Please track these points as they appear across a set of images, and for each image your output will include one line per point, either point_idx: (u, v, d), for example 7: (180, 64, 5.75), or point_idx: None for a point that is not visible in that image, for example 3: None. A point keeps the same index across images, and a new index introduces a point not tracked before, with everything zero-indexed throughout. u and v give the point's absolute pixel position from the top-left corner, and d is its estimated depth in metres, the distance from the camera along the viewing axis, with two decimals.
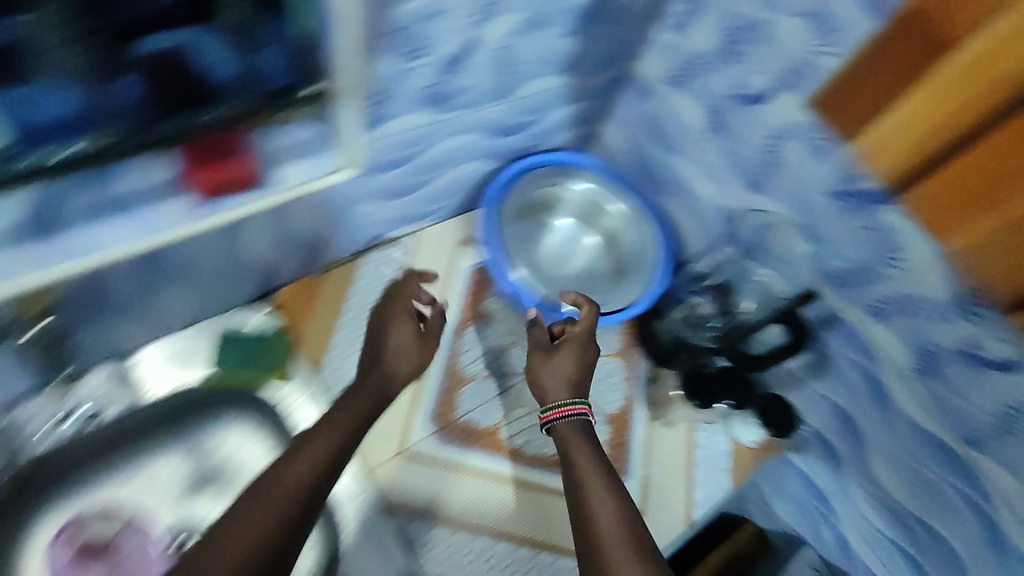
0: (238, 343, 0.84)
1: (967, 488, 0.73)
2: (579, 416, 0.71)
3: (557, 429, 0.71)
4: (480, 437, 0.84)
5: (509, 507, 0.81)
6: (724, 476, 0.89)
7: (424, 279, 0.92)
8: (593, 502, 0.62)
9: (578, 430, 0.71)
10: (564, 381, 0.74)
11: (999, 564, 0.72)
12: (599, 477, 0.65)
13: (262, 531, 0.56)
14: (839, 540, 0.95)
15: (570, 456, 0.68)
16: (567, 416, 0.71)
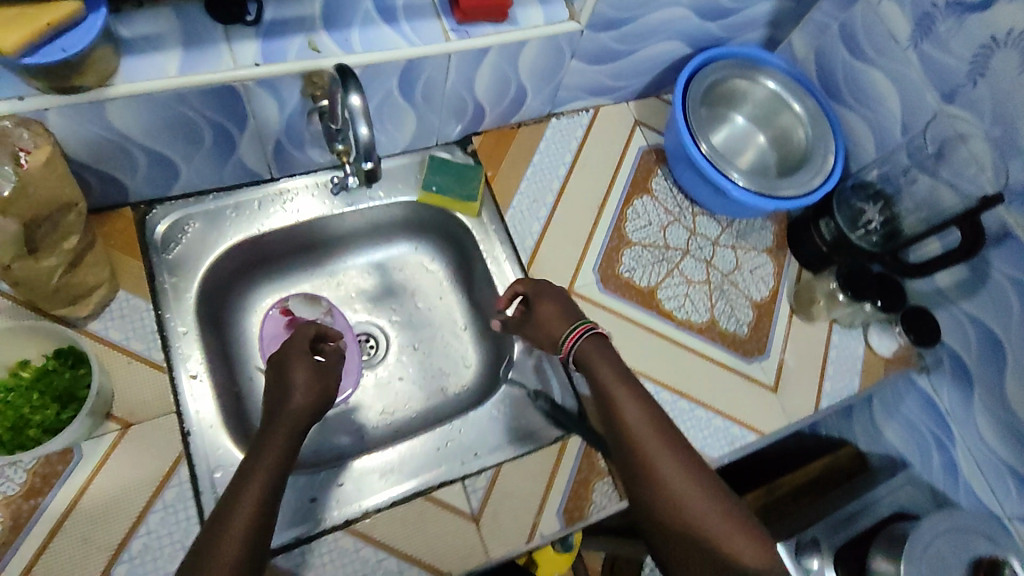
0: (441, 168, 0.91)
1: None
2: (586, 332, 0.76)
3: (583, 350, 0.75)
4: (639, 293, 0.92)
5: (658, 357, 0.89)
6: (854, 378, 0.94)
7: (601, 151, 1.00)
8: (638, 420, 0.68)
9: (597, 345, 0.75)
10: (572, 311, 0.79)
11: None
12: (617, 383, 0.71)
13: (282, 447, 0.65)
14: (948, 468, 0.98)
15: (591, 369, 0.74)
16: (584, 335, 0.75)
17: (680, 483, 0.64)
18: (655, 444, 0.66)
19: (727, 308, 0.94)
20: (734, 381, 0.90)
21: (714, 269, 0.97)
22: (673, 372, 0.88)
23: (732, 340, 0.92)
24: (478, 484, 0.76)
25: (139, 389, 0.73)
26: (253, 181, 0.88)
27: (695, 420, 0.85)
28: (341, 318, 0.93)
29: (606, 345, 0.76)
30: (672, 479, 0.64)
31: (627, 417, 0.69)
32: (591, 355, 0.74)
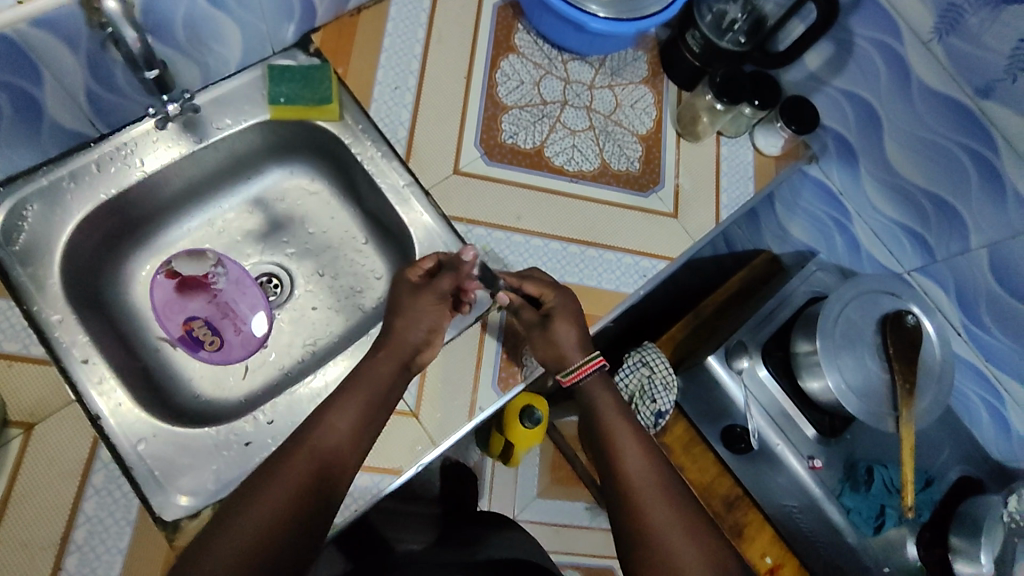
0: (284, 78, 0.84)
1: (972, 140, 0.83)
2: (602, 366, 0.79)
3: (591, 386, 0.86)
4: (526, 157, 0.90)
5: (559, 215, 0.89)
6: (749, 184, 0.97)
7: (452, 17, 0.93)
8: (629, 462, 0.79)
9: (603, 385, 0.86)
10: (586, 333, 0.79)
11: (997, 199, 0.85)
12: (617, 417, 0.84)
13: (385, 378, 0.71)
14: (849, 245, 1.08)
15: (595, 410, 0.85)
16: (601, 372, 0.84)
17: (648, 500, 0.76)
18: (644, 488, 0.77)
19: (615, 150, 0.94)
20: (635, 217, 0.91)
21: (596, 114, 0.95)
22: (578, 224, 0.89)
23: (626, 179, 0.93)
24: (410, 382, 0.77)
25: (32, 387, 0.69)
26: (82, 144, 0.79)
27: (606, 263, 0.88)
28: (233, 265, 0.89)
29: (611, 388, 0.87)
30: (665, 536, 0.73)
31: (619, 447, 0.81)
32: (598, 388, 0.86)
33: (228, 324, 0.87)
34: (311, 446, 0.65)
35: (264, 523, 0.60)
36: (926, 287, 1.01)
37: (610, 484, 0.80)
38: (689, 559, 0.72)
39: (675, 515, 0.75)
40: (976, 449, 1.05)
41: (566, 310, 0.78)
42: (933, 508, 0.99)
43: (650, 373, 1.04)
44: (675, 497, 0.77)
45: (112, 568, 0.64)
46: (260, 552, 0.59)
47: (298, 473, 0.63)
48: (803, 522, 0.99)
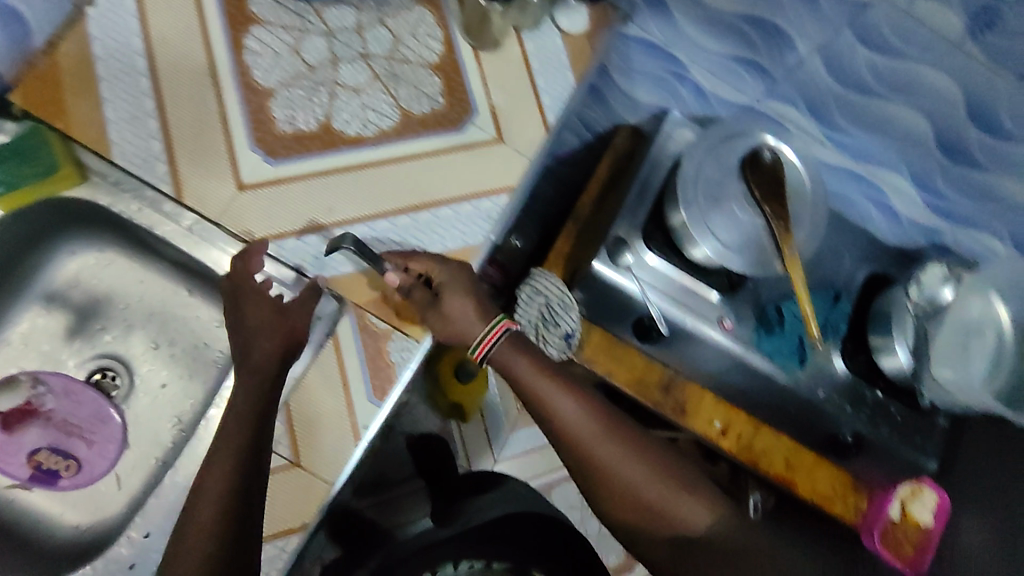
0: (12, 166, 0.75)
1: None
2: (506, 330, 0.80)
3: (499, 352, 0.80)
4: (315, 139, 0.79)
5: (376, 188, 0.79)
6: (567, 75, 0.89)
7: (167, 10, 0.79)
8: (571, 424, 0.80)
9: (511, 346, 0.80)
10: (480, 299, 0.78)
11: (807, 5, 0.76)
12: (542, 377, 0.79)
13: (264, 364, 0.73)
14: (698, 94, 0.99)
15: (508, 366, 0.80)
16: (503, 334, 0.79)
17: (600, 452, 0.80)
18: (590, 438, 0.80)
19: (412, 92, 0.83)
20: (459, 158, 0.82)
21: (376, 59, 0.83)
22: (398, 189, 0.80)
23: (434, 120, 0.83)
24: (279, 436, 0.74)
25: None
26: None
27: (444, 221, 0.81)
28: (54, 379, 0.85)
29: (520, 339, 0.81)
30: (628, 481, 0.80)
31: (555, 413, 0.80)
32: (509, 354, 0.79)
33: (75, 440, 0.84)
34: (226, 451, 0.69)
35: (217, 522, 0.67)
36: (781, 110, 0.96)
37: (556, 436, 0.82)
38: (652, 489, 0.80)
39: (624, 450, 0.80)
40: (875, 245, 1.05)
41: (453, 283, 0.75)
42: (849, 318, 0.99)
43: (545, 301, 0.99)
44: (618, 430, 0.81)
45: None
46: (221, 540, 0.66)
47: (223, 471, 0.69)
48: (733, 376, 1.02)
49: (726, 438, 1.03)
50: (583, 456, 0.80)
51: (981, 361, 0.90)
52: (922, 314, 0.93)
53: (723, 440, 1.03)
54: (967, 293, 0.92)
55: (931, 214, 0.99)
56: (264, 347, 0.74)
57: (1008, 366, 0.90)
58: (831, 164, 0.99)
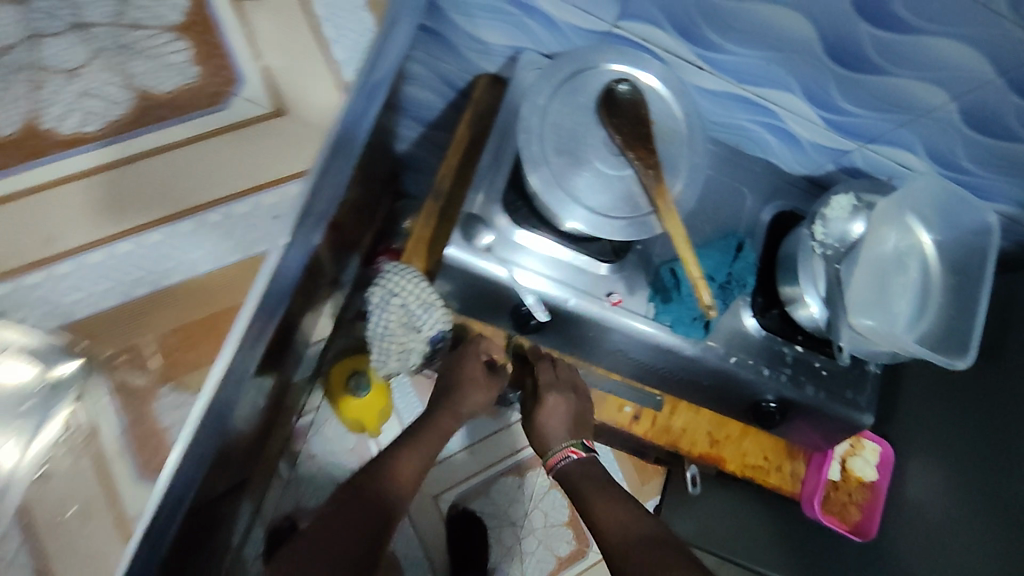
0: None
1: None
2: (569, 454, 0.88)
3: (569, 469, 0.88)
4: (19, 146, 0.60)
5: (112, 198, 0.61)
6: (363, 15, 0.70)
7: None
8: (609, 529, 0.78)
9: (588, 466, 0.88)
10: (578, 423, 0.91)
11: None
12: (596, 495, 0.83)
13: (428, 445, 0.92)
14: (546, 22, 0.82)
15: (574, 490, 0.86)
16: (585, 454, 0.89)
17: (634, 548, 0.73)
18: (626, 543, 0.74)
19: (148, 67, 0.64)
20: (218, 146, 0.63)
21: (95, 29, 0.63)
22: (148, 193, 0.61)
23: (182, 100, 0.63)
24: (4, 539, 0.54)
25: None
26: None
27: (215, 230, 0.62)
28: None
29: (595, 466, 0.89)
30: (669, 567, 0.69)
31: (600, 522, 0.80)
32: (572, 471, 0.88)
33: None
34: (367, 501, 0.81)
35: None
36: (643, 33, 0.77)
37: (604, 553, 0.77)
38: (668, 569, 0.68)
39: (658, 543, 0.73)
40: (781, 178, 0.90)
41: (565, 405, 0.90)
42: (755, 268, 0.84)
43: (402, 302, 0.84)
44: (658, 534, 0.74)
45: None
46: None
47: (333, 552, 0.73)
48: (639, 354, 0.86)
49: (641, 423, 0.93)
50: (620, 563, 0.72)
51: (903, 304, 0.78)
52: (832, 255, 0.79)
53: (635, 425, 0.93)
54: (880, 223, 0.78)
55: (835, 134, 0.82)
56: (409, 470, 0.88)
57: (939, 298, 0.79)
58: (712, 90, 0.82)
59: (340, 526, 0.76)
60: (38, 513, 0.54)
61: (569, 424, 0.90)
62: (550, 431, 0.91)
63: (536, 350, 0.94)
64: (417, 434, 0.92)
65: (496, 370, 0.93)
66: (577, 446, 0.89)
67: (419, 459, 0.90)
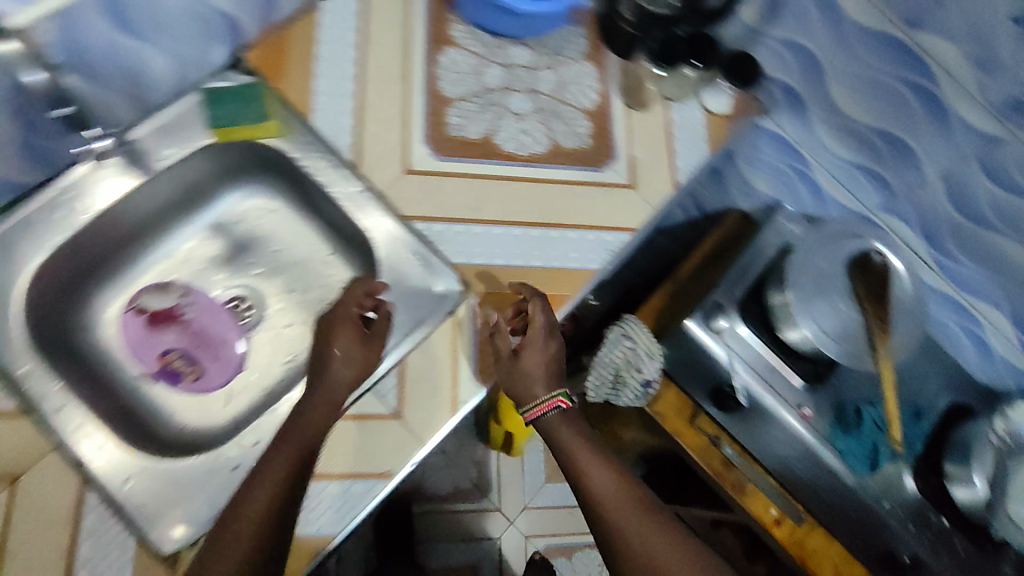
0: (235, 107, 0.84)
1: (913, 74, 0.82)
2: (554, 404, 0.76)
3: (551, 425, 0.78)
4: (477, 147, 0.89)
5: (517, 199, 0.88)
6: (702, 144, 0.94)
7: (387, 16, 0.93)
8: (603, 493, 0.73)
9: (562, 420, 0.78)
10: (553, 370, 0.78)
11: (942, 131, 0.84)
12: (587, 450, 0.76)
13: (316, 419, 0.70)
14: (813, 192, 1.07)
15: (555, 439, 0.78)
16: (556, 407, 0.77)
17: (633, 527, 0.70)
18: (617, 510, 0.72)
19: (565, 129, 0.93)
20: (590, 193, 0.90)
21: (541, 95, 0.94)
22: (537, 206, 0.88)
23: (580, 155, 0.92)
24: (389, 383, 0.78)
25: (12, 441, 0.70)
26: (27, 188, 0.78)
27: (568, 243, 0.87)
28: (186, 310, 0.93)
29: (576, 417, 0.79)
30: None
31: (590, 484, 0.74)
32: (556, 425, 0.77)
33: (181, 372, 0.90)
34: (293, 439, 0.68)
35: (262, 517, 0.63)
36: (891, 223, 1.01)
37: (587, 513, 0.74)
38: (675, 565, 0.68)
39: (649, 522, 0.71)
40: (961, 378, 1.06)
41: (535, 361, 0.76)
42: (926, 438, 0.99)
43: (633, 344, 1.00)
44: (643, 506, 0.72)
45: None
46: (261, 547, 0.62)
47: (270, 479, 0.65)
48: (801, 469, 1.00)
49: (782, 528, 1.00)
50: (622, 552, 0.70)
51: None
52: (1006, 448, 0.94)
53: (776, 528, 1.00)
54: None
55: None
56: (259, 493, 0.64)
57: None
58: (932, 286, 1.03)
59: (288, 456, 0.66)
60: (412, 373, 0.79)
61: (538, 372, 0.76)
62: (529, 379, 0.76)
63: (542, 296, 0.80)
64: (322, 377, 0.73)
65: (371, 333, 0.77)
66: (560, 395, 0.77)
67: (282, 461, 0.66)
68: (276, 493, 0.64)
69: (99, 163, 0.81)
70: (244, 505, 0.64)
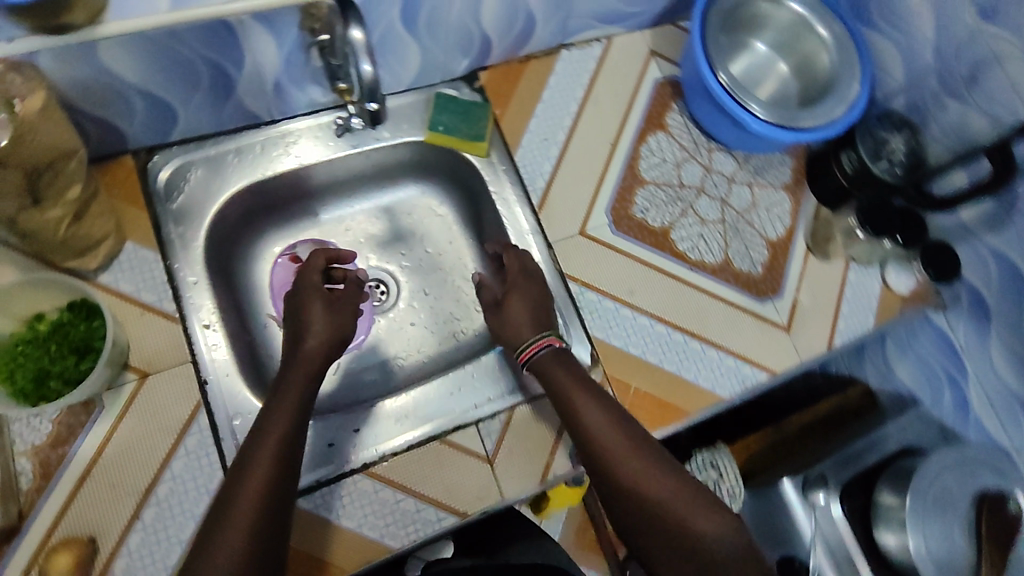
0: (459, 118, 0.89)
1: None
2: (547, 343, 0.75)
3: (542, 369, 0.73)
4: (652, 234, 0.87)
5: (670, 300, 0.85)
6: (869, 317, 0.89)
7: (616, 84, 0.95)
8: (601, 436, 0.67)
9: (554, 357, 0.74)
10: (543, 317, 0.79)
11: None
12: (576, 389, 0.71)
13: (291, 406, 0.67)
14: (958, 405, 0.93)
15: (547, 379, 0.73)
16: (547, 347, 0.75)
17: (632, 466, 0.65)
18: (615, 450, 0.67)
19: (741, 249, 0.89)
20: (742, 321, 0.86)
21: (730, 208, 0.91)
22: (688, 314, 0.85)
23: (746, 280, 0.88)
24: (493, 428, 0.79)
25: (156, 338, 0.75)
26: (254, 123, 0.85)
27: (707, 362, 0.83)
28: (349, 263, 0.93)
29: (563, 353, 0.75)
30: (702, 529, 0.62)
31: (589, 428, 0.68)
32: (547, 363, 0.73)
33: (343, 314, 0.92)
34: (276, 435, 0.64)
35: (252, 517, 0.57)
36: None
37: (587, 459, 0.68)
38: (677, 502, 0.63)
39: (648, 463, 0.66)
40: None
41: (527, 296, 0.80)
42: None
43: (718, 477, 0.93)
44: (642, 443, 0.67)
45: (169, 556, 0.69)
46: (265, 519, 0.58)
47: (256, 482, 0.60)
48: None
49: None
50: (631, 495, 0.65)
51: None
52: None
53: None
54: None
55: None
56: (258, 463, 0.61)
57: None
58: None
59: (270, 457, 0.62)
60: (520, 428, 0.80)
61: (532, 312, 0.78)
62: (521, 320, 0.78)
63: (522, 251, 0.84)
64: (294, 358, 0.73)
65: (336, 298, 0.81)
66: (554, 338, 0.76)
67: (274, 432, 0.64)
68: (264, 492, 0.59)
69: (320, 124, 0.87)
70: (236, 504, 0.58)
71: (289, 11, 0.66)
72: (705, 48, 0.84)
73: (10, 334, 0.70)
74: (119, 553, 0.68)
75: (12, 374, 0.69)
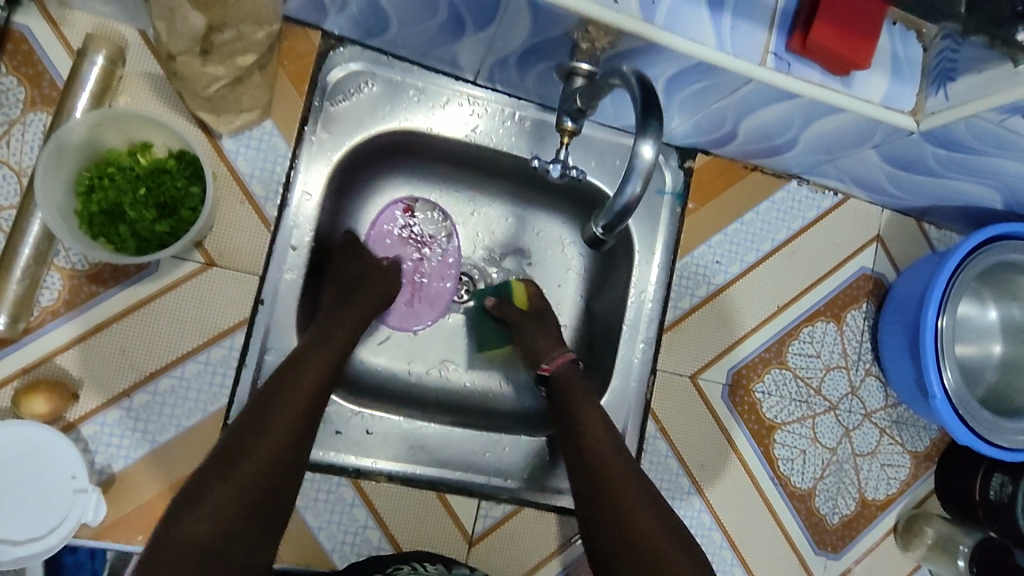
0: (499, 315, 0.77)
1: None
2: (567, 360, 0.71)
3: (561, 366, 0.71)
4: (758, 421, 0.79)
5: (734, 496, 0.78)
6: None
7: (822, 250, 0.82)
8: (585, 421, 0.65)
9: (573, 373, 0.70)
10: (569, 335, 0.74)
11: None
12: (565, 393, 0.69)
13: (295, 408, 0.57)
14: None
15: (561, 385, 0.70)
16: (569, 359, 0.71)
17: (603, 463, 0.62)
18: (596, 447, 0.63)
19: (832, 490, 0.81)
20: (788, 558, 0.79)
21: (849, 442, 0.82)
22: (741, 520, 0.78)
23: (816, 523, 0.80)
24: (492, 512, 0.74)
25: (240, 233, 0.68)
26: (454, 73, 0.75)
27: None
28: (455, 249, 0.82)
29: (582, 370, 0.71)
30: (651, 538, 0.56)
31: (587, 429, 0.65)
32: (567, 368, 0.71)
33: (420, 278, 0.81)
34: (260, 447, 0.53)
35: (225, 515, 0.49)
36: None
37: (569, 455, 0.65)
38: (634, 510, 0.58)
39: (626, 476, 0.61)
40: None
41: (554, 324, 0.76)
42: None
43: None
44: (621, 453, 0.63)
45: (135, 448, 0.65)
46: (231, 524, 0.49)
47: (286, 427, 0.55)
48: None
49: None
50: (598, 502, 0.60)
51: None
52: None
53: None
54: None
55: None
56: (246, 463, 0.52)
57: None
58: None
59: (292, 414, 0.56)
60: (515, 532, 0.74)
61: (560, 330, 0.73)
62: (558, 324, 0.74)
63: (623, 265, 0.79)
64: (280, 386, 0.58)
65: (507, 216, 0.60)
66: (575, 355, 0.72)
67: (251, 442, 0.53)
68: (289, 435, 0.55)
69: (516, 111, 0.77)
70: (253, 447, 0.53)
71: (568, 16, 0.56)
72: (947, 283, 0.71)
73: (109, 149, 0.64)
74: (93, 418, 0.64)
75: (90, 194, 0.62)
